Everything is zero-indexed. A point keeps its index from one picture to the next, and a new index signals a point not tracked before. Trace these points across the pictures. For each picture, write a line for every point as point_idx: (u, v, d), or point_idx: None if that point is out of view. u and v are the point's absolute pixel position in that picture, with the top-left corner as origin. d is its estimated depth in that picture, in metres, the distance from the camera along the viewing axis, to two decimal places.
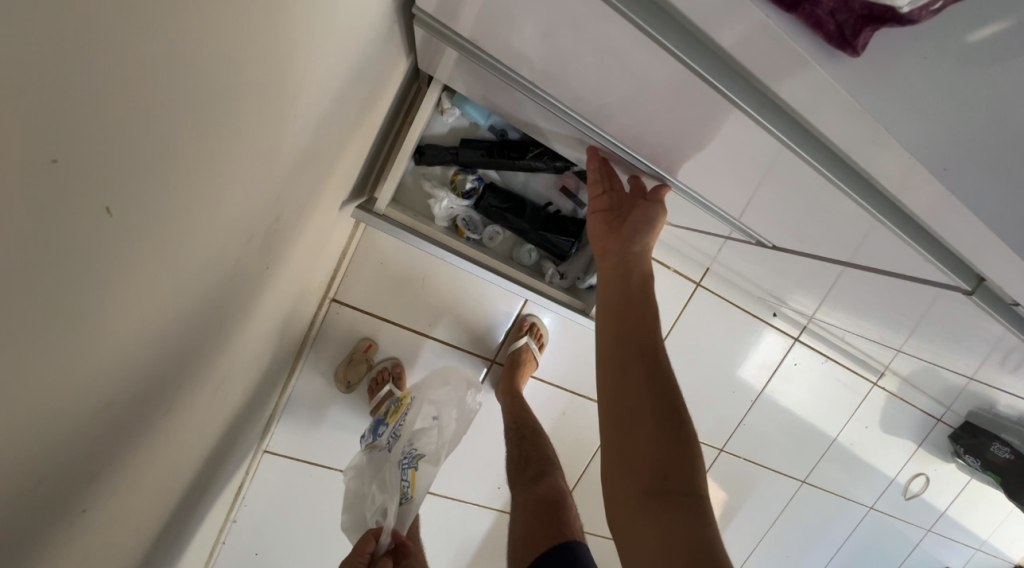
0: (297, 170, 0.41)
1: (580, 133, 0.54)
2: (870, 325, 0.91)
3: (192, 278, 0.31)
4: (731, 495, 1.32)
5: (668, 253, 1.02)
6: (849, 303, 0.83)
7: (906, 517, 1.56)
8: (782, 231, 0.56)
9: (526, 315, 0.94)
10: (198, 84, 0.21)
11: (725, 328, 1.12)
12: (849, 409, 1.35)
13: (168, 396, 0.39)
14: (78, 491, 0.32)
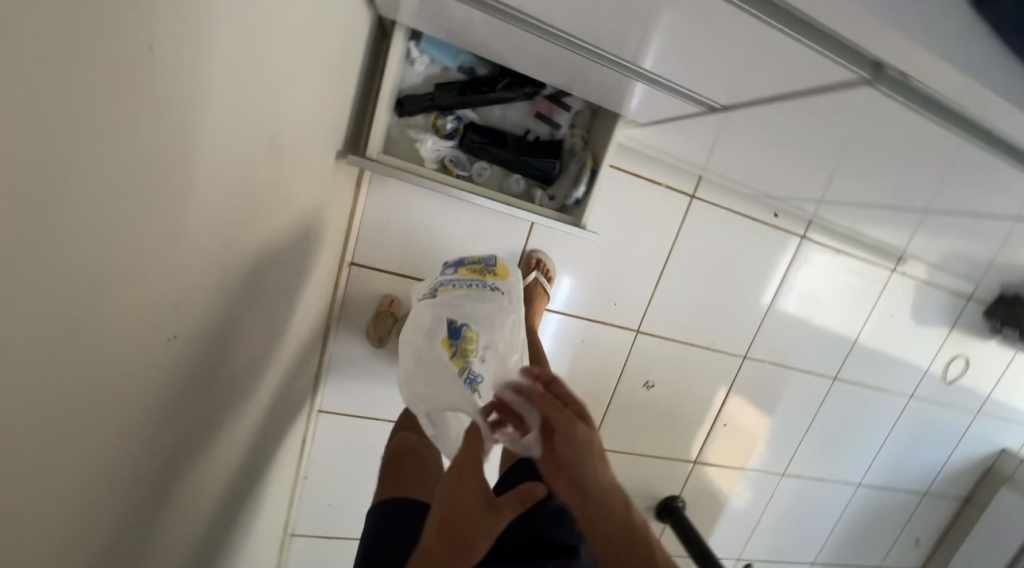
0: (301, 124, 0.46)
1: (553, 44, 0.57)
2: (874, 207, 0.92)
3: (226, 225, 0.36)
4: (763, 402, 1.35)
5: (659, 170, 1.03)
6: (843, 186, 0.84)
7: (951, 403, 1.55)
8: (755, 114, 0.58)
9: (532, 252, 1.00)
10: (209, 30, 0.26)
11: (730, 238, 1.13)
12: (873, 300, 1.35)
13: (231, 341, 0.46)
14: (178, 411, 0.38)
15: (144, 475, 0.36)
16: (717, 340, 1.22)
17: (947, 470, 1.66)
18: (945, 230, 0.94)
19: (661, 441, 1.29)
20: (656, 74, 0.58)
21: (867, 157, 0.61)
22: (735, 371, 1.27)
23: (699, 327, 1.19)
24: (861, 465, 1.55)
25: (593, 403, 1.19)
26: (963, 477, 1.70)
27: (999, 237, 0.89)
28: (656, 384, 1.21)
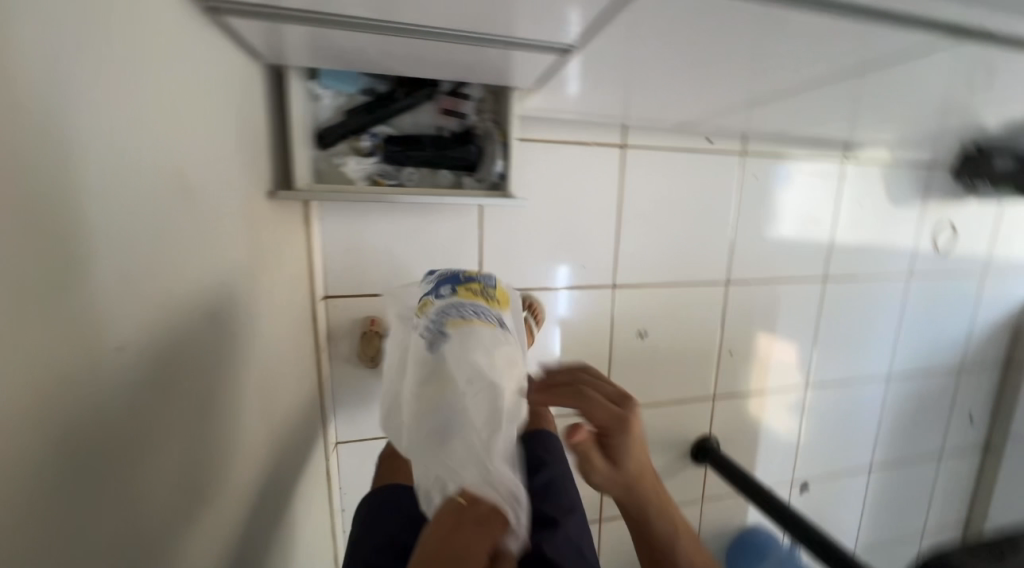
0: (195, 171, 0.50)
1: (415, 39, 0.61)
2: (790, 106, 0.94)
3: (155, 270, 0.43)
4: (762, 322, 1.35)
5: (583, 130, 1.07)
6: (748, 96, 0.87)
7: (953, 270, 1.53)
8: (616, 53, 0.62)
9: (528, 299, 1.03)
10: (60, 114, 0.32)
11: (674, 173, 1.16)
12: (839, 193, 1.36)
13: (200, 375, 0.52)
14: (162, 440, 0.44)
15: (150, 498, 0.42)
16: (695, 273, 1.24)
17: (974, 339, 1.63)
18: (865, 108, 0.97)
19: (673, 386, 1.30)
20: (517, 36, 0.61)
21: (731, 60, 0.65)
22: (722, 299, 1.29)
23: (672, 266, 1.22)
24: (883, 357, 1.54)
25: (593, 366, 1.21)
26: (994, 342, 1.66)
27: (917, 102, 0.91)
28: (648, 331, 1.24)
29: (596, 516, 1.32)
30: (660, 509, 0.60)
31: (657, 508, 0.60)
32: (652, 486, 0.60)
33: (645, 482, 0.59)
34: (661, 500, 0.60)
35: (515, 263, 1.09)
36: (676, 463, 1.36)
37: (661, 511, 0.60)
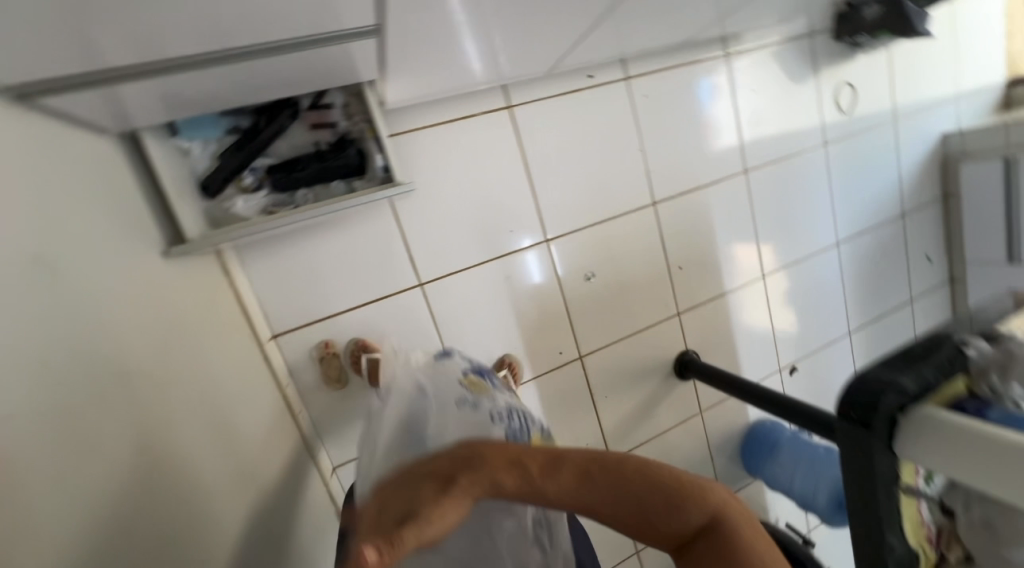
0: (43, 261, 0.54)
1: (236, 65, 0.61)
2: (649, 21, 0.97)
3: (25, 352, 0.49)
4: (700, 228, 1.40)
5: (467, 103, 1.08)
6: (603, 25, 0.89)
7: (864, 125, 1.59)
8: (442, 27, 0.65)
9: (506, 355, 1.20)
10: None
11: (567, 117, 1.19)
12: (734, 86, 1.39)
13: (109, 431, 0.58)
14: (75, 496, 0.52)
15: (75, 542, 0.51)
16: (620, 203, 1.28)
17: (905, 184, 1.70)
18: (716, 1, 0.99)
19: (636, 314, 1.34)
20: (331, 32, 0.60)
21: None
22: (654, 220, 1.33)
23: (596, 205, 1.25)
24: (827, 226, 1.59)
25: (554, 321, 1.25)
26: (925, 181, 1.73)
27: None
28: (595, 272, 1.28)
29: None
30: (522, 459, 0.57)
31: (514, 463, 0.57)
32: (471, 459, 0.58)
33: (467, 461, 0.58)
34: (514, 453, 0.58)
35: (445, 249, 1.12)
36: (665, 385, 1.40)
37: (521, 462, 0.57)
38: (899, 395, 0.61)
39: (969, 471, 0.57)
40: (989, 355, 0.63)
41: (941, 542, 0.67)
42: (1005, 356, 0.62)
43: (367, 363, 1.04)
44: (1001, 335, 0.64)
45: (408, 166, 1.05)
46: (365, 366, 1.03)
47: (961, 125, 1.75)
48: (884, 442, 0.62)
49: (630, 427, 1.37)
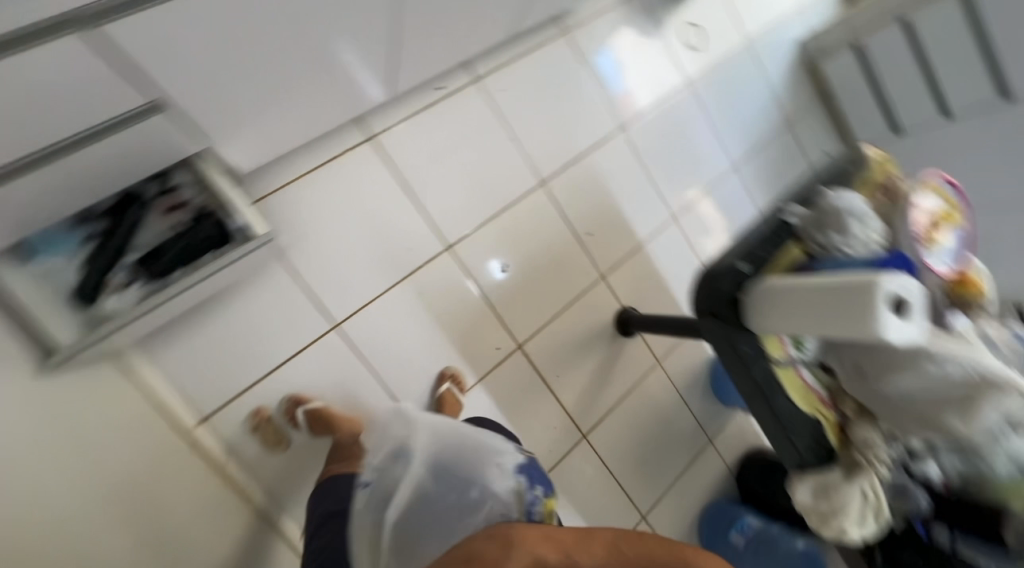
0: None
1: (52, 172, 0.64)
2: (462, 22, 1.04)
3: None
4: (598, 193, 1.44)
5: (327, 146, 1.13)
6: (411, 34, 0.95)
7: (721, 54, 1.68)
8: (231, 72, 0.71)
9: (444, 368, 1.23)
10: None
11: (431, 131, 1.25)
12: (586, 57, 1.45)
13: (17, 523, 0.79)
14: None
15: None
16: (510, 192, 1.33)
17: (780, 95, 1.79)
18: None
19: (561, 289, 1.37)
20: (129, 109, 0.65)
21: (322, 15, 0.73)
22: (548, 198, 1.37)
23: (486, 202, 1.30)
24: (720, 154, 1.66)
25: (482, 320, 1.27)
26: (798, 87, 1.83)
27: None
28: (507, 264, 1.31)
29: (578, 435, 1.37)
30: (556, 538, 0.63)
31: (549, 540, 0.63)
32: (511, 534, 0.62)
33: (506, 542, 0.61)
34: (548, 530, 0.64)
35: (350, 284, 1.15)
36: (614, 348, 1.43)
37: (556, 540, 0.63)
38: (733, 278, 0.65)
39: (824, 325, 0.59)
40: (803, 217, 0.67)
41: (835, 402, 0.70)
42: (817, 212, 0.66)
43: (302, 417, 1.05)
44: (810, 195, 0.68)
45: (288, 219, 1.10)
46: (302, 420, 1.04)
47: (813, 27, 1.86)
48: (737, 325, 0.65)
49: (593, 397, 1.39)
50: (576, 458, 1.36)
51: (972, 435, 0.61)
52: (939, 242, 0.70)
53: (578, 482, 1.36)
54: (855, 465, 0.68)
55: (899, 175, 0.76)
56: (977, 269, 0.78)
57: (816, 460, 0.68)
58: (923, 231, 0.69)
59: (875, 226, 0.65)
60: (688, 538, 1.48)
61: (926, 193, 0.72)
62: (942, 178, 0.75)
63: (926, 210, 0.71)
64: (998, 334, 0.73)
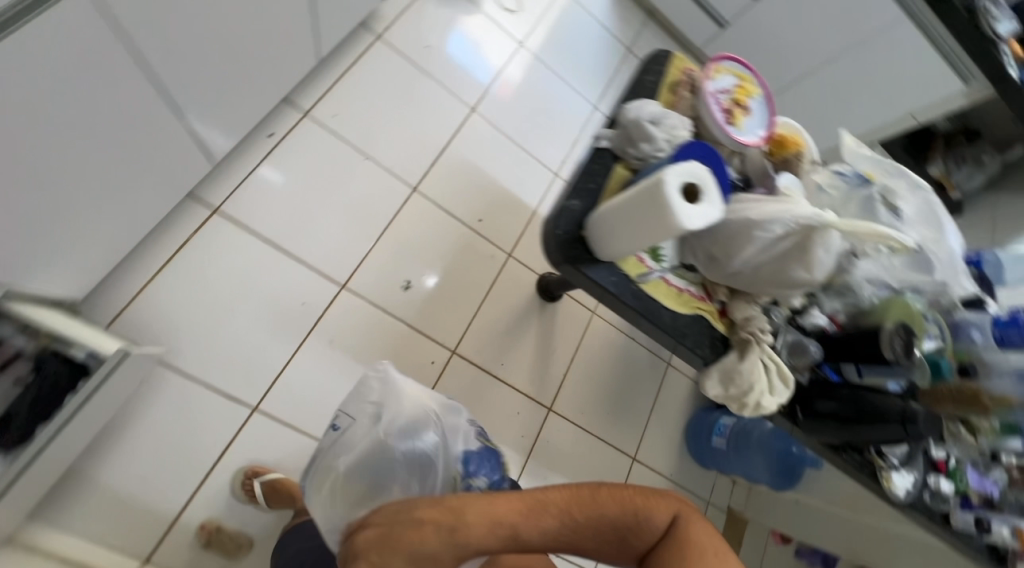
0: None
1: None
2: (252, 61, 0.99)
3: None
4: (475, 178, 1.43)
5: (172, 238, 1.08)
6: (196, 90, 0.89)
7: (540, 7, 1.71)
8: None
9: None
10: None
11: (281, 180, 1.20)
12: (410, 52, 1.43)
13: None
14: None
15: None
16: (387, 209, 1.30)
17: (612, 27, 1.84)
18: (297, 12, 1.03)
19: (474, 282, 1.36)
20: None
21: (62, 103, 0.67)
22: (427, 201, 1.35)
23: (365, 228, 1.26)
24: (578, 100, 1.69)
25: (406, 342, 1.25)
26: (626, 14, 1.89)
27: None
28: (410, 279, 1.29)
29: (544, 411, 1.37)
30: (503, 517, 0.60)
31: (496, 521, 0.60)
32: (461, 512, 0.59)
33: (451, 529, 0.58)
34: (496, 516, 0.60)
35: (253, 362, 1.09)
36: (545, 316, 1.44)
37: (505, 519, 0.60)
38: (571, 218, 0.66)
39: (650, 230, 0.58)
40: (613, 142, 0.68)
41: (710, 293, 0.74)
42: (622, 130, 0.68)
43: (260, 488, 1.01)
44: (612, 117, 0.70)
45: (159, 323, 1.03)
46: (260, 492, 1.00)
47: None
48: (590, 259, 0.66)
49: (544, 371, 1.40)
50: (549, 433, 1.37)
51: (817, 277, 0.65)
52: (743, 115, 0.75)
53: (560, 454, 1.37)
54: (745, 342, 0.71)
55: (692, 69, 0.80)
56: (789, 127, 0.83)
57: (712, 352, 0.72)
58: (724, 111, 0.73)
59: (674, 124, 0.68)
60: (682, 459, 1.54)
61: (716, 76, 0.76)
62: (726, 58, 0.78)
63: (720, 92, 0.75)
64: (823, 179, 0.76)
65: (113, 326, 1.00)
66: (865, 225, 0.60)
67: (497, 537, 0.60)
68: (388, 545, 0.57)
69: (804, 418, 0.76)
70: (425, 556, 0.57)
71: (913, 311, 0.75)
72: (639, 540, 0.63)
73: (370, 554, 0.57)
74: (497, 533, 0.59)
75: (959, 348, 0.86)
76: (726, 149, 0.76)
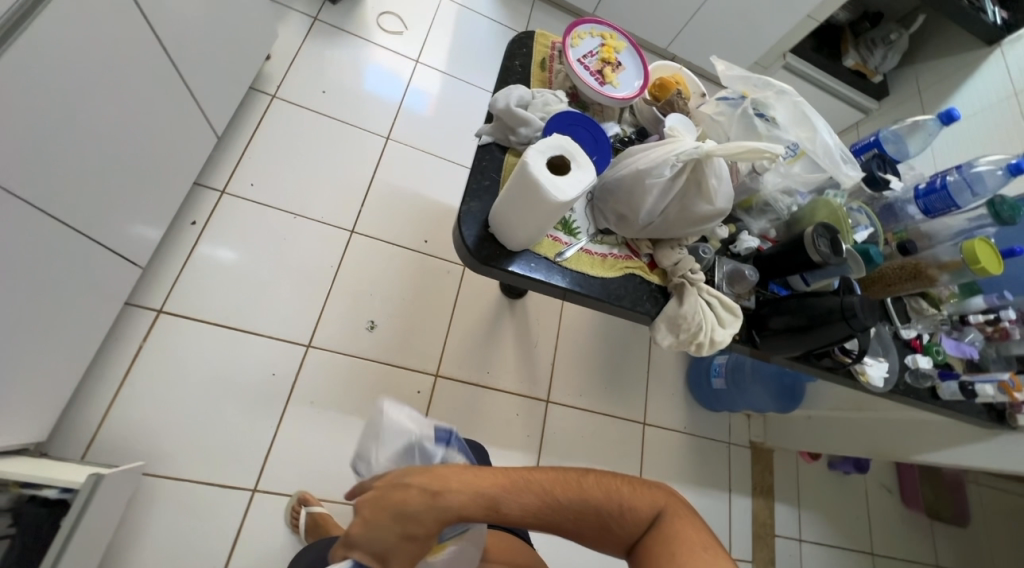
0: None
1: None
2: (146, 160, 0.99)
3: None
4: (409, 203, 1.43)
5: (123, 351, 1.07)
6: (98, 206, 0.90)
7: (427, 21, 1.72)
8: None
9: None
10: None
11: (216, 262, 1.20)
12: (311, 103, 1.43)
13: None
14: None
15: None
16: (331, 258, 1.30)
17: (502, 19, 1.86)
18: (179, 98, 1.04)
19: (437, 303, 1.36)
20: None
21: None
22: (368, 238, 1.35)
23: (314, 283, 1.26)
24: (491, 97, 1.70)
25: (387, 379, 1.24)
26: (512, 3, 1.90)
27: (176, 65, 1.00)
28: (374, 319, 1.28)
29: (542, 404, 1.37)
30: (484, 489, 0.60)
31: (478, 491, 0.60)
32: (448, 479, 0.60)
33: (432, 492, 0.59)
34: (483, 493, 0.60)
35: (240, 445, 1.09)
36: (517, 314, 1.44)
37: (486, 490, 0.60)
38: (475, 220, 0.66)
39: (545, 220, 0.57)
40: (493, 135, 0.69)
41: (635, 250, 0.75)
42: (499, 121, 0.69)
43: (305, 517, 1.04)
44: (487, 111, 0.71)
45: (135, 436, 1.03)
46: (304, 522, 1.03)
47: None
48: (505, 253, 0.66)
49: (530, 366, 1.40)
50: (553, 425, 1.37)
51: (721, 205, 0.66)
52: (615, 73, 0.76)
53: (570, 441, 1.37)
54: (681, 286, 0.72)
55: (557, 43, 0.81)
56: (667, 68, 0.84)
57: (654, 305, 0.72)
58: (595, 75, 0.75)
59: (546, 100, 0.70)
60: (692, 409, 1.54)
61: (578, 43, 0.77)
62: (584, 23, 0.79)
63: (586, 57, 0.76)
64: (711, 110, 0.78)
65: (89, 456, 0.99)
66: (742, 144, 0.60)
67: (478, 507, 0.60)
68: (379, 503, 0.58)
69: (762, 339, 0.76)
70: (410, 518, 0.57)
71: (837, 210, 0.76)
72: (616, 530, 0.61)
73: (359, 508, 0.58)
74: (481, 506, 0.59)
75: (897, 229, 0.87)
76: (611, 110, 0.77)
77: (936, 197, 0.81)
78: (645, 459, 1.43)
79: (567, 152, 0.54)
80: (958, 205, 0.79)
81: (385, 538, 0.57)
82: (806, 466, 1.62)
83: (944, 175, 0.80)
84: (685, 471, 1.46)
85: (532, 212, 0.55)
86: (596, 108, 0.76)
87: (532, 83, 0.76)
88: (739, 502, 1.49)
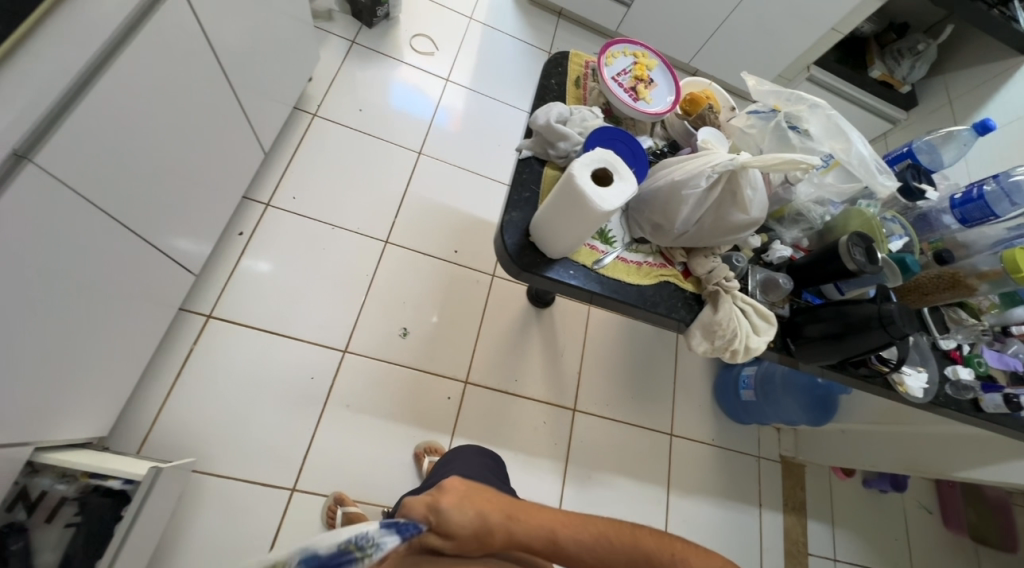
0: None
1: None
2: (202, 173, 1.06)
3: None
4: (440, 215, 1.48)
5: (175, 354, 1.14)
6: (162, 217, 0.97)
7: (455, 42, 1.80)
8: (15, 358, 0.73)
9: (417, 446, 1.22)
10: None
11: (261, 270, 1.27)
12: (347, 121, 1.51)
13: None
14: None
15: None
16: (366, 268, 1.35)
17: (527, 38, 1.93)
18: (234, 117, 1.11)
19: (466, 311, 1.40)
20: None
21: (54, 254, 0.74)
22: (401, 248, 1.40)
23: (350, 291, 1.32)
24: (517, 113, 1.75)
25: (418, 385, 1.28)
26: (537, 22, 1.97)
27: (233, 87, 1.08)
28: (406, 326, 1.33)
29: (569, 412, 1.39)
30: (548, 518, 0.67)
31: (541, 519, 0.67)
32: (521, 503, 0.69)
33: (508, 512, 0.67)
34: (547, 526, 0.66)
35: (281, 446, 1.13)
36: (543, 323, 1.47)
37: (547, 522, 0.67)
38: (516, 228, 0.69)
39: (587, 226, 0.59)
40: (533, 148, 0.73)
41: (670, 258, 0.77)
42: (539, 136, 0.73)
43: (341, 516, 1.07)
44: (527, 127, 0.75)
45: (184, 434, 1.08)
46: (341, 522, 1.06)
47: None
48: (546, 261, 0.69)
49: (557, 375, 1.42)
50: (580, 433, 1.38)
51: (756, 215, 0.68)
52: (648, 89, 0.80)
53: (596, 450, 1.37)
54: (715, 294, 0.73)
55: (592, 61, 0.86)
56: (698, 84, 0.88)
57: (689, 312, 0.74)
58: (629, 92, 0.78)
59: (583, 116, 0.74)
60: (720, 421, 1.53)
61: (612, 62, 0.81)
62: (617, 43, 0.83)
63: (620, 75, 0.80)
64: (742, 123, 0.81)
65: (143, 451, 1.05)
66: (778, 155, 0.62)
67: (541, 531, 0.66)
68: (462, 496, 0.65)
69: (797, 347, 0.77)
70: (484, 522, 0.64)
71: (870, 219, 0.77)
72: None
73: (451, 491, 0.65)
74: (545, 529, 0.66)
75: (932, 239, 0.87)
76: (644, 124, 0.80)
77: (973, 206, 0.81)
78: (673, 470, 1.42)
79: (606, 163, 0.57)
80: (996, 214, 0.79)
81: (462, 529, 0.62)
82: (840, 482, 1.58)
83: (980, 184, 0.80)
84: (713, 484, 1.44)
85: (576, 220, 0.58)
86: (629, 122, 0.80)
87: (568, 99, 0.80)
88: (770, 517, 1.46)
